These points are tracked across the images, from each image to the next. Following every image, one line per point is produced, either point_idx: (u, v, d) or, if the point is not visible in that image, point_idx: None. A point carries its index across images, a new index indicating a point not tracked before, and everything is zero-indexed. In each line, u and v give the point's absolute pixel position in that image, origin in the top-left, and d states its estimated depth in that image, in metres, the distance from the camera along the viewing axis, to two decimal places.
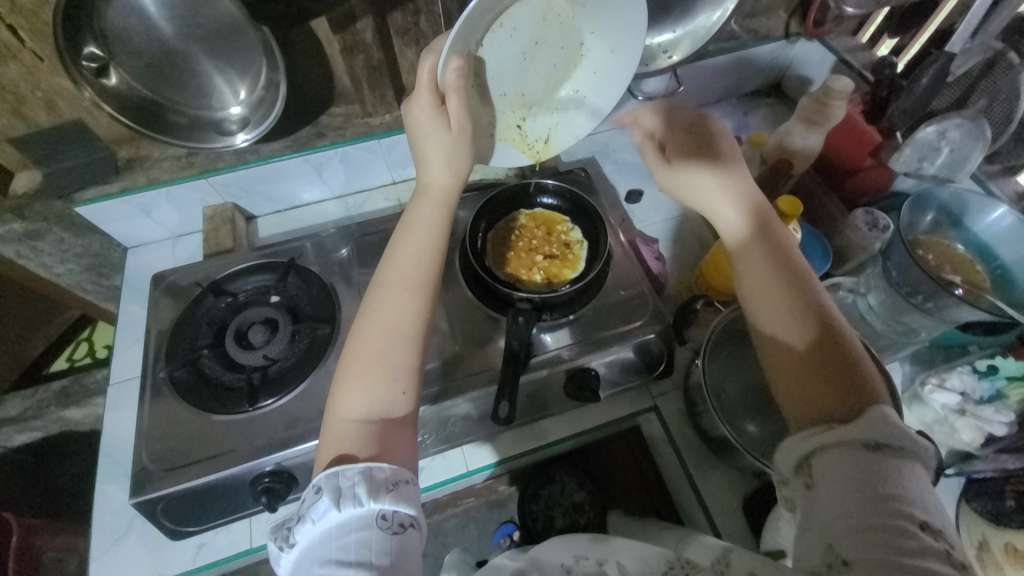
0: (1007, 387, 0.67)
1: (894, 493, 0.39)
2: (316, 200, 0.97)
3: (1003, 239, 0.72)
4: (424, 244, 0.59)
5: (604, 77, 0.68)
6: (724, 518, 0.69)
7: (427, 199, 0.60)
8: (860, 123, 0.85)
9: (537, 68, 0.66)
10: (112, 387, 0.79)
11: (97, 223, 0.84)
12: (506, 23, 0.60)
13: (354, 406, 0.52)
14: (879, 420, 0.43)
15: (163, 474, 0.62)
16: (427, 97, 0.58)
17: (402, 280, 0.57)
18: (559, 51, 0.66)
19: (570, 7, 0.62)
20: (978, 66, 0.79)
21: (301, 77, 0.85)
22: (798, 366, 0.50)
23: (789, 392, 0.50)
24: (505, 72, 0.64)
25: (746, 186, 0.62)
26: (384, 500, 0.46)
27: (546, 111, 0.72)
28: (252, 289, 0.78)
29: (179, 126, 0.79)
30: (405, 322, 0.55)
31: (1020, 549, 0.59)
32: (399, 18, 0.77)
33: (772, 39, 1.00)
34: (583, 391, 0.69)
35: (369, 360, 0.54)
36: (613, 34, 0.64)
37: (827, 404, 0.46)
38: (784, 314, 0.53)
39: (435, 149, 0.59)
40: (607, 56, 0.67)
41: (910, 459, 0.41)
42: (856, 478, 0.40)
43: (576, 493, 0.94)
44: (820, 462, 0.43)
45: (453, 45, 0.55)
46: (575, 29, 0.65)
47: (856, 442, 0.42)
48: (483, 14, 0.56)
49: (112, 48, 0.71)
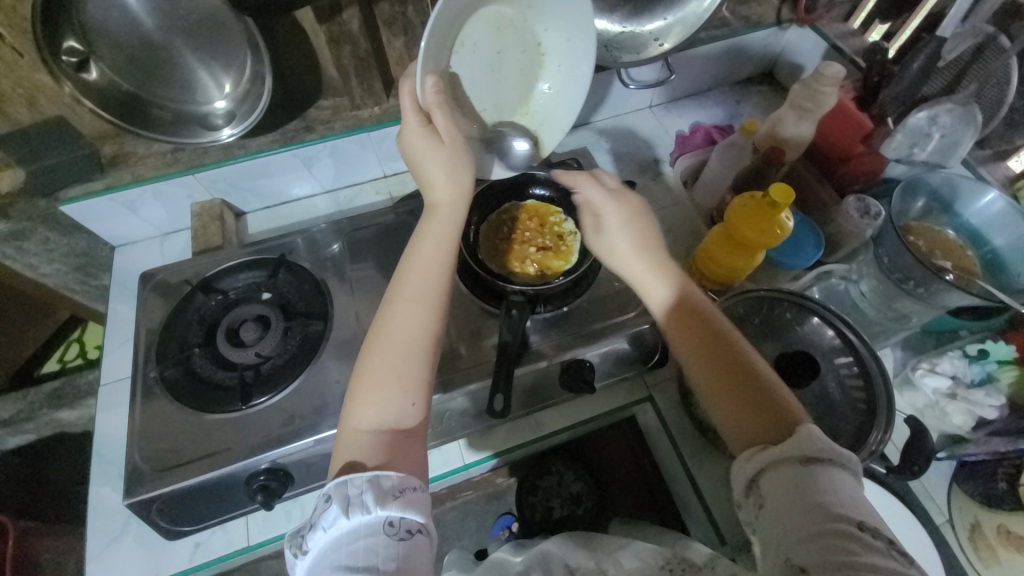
0: (998, 370, 0.69)
1: (829, 501, 0.39)
2: (306, 195, 0.96)
3: (994, 224, 0.72)
4: (432, 258, 0.58)
5: (569, 67, 0.68)
6: (720, 505, 0.70)
7: (435, 217, 0.59)
8: (852, 110, 0.85)
9: (505, 76, 0.67)
10: (103, 388, 0.78)
11: (82, 221, 0.83)
12: (466, 39, 0.61)
13: (368, 417, 0.52)
14: (809, 437, 0.43)
15: (156, 475, 0.61)
16: (413, 121, 0.58)
17: (412, 296, 0.56)
18: (519, 55, 0.66)
19: (519, 11, 0.63)
20: (969, 51, 0.77)
21: (288, 70, 0.83)
22: (733, 403, 0.49)
23: (731, 427, 0.49)
24: (478, 85, 0.65)
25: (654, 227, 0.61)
26: (392, 507, 0.46)
27: (524, 115, 0.72)
28: (242, 287, 0.77)
29: (163, 121, 0.77)
30: (418, 337, 0.55)
31: (1011, 530, 0.61)
32: (386, 8, 0.76)
33: (763, 26, 1.00)
34: (579, 382, 0.69)
35: (380, 374, 0.53)
36: (565, 25, 0.65)
37: (764, 431, 0.46)
38: (700, 354, 0.52)
39: (437, 169, 0.58)
40: (565, 47, 0.67)
41: (837, 466, 0.42)
42: (794, 494, 0.40)
43: (573, 484, 0.95)
44: (767, 479, 0.42)
45: (426, 66, 0.57)
46: (530, 32, 0.65)
47: (791, 458, 0.42)
48: (444, 33, 0.58)
49: (92, 41, 0.69)
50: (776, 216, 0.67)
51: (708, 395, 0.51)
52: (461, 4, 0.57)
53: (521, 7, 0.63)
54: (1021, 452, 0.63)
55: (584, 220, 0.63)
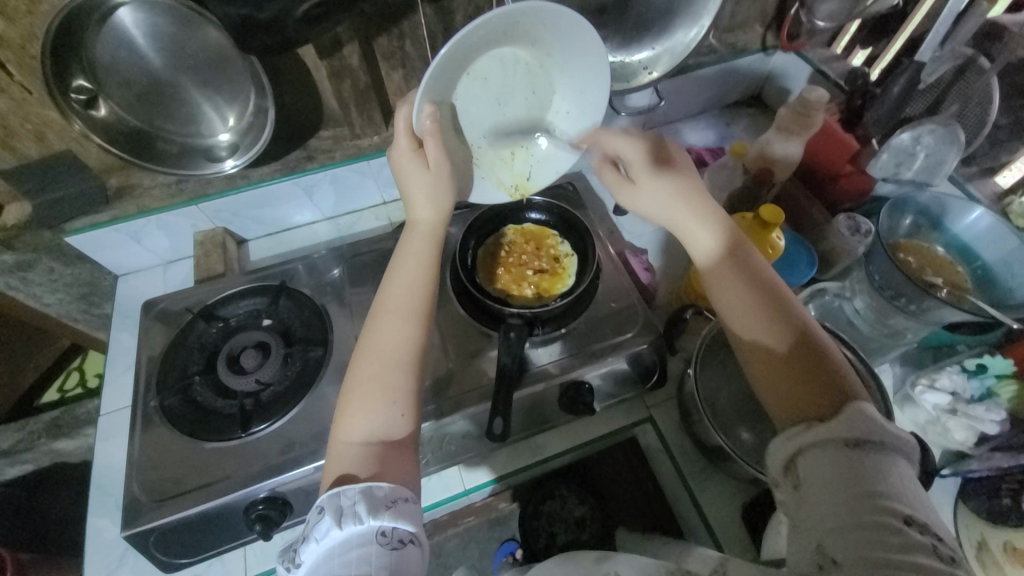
0: (997, 385, 0.68)
1: (876, 490, 0.40)
2: (307, 222, 0.98)
3: (983, 239, 0.73)
4: (421, 275, 0.59)
5: (576, 115, 0.70)
6: (725, 528, 0.68)
7: (415, 235, 0.60)
8: (839, 131, 0.87)
9: (510, 112, 0.68)
10: (104, 418, 0.78)
11: (87, 251, 0.85)
12: (476, 71, 0.62)
13: (356, 430, 0.52)
14: (858, 419, 0.44)
15: (154, 505, 0.61)
16: (404, 143, 0.59)
17: (396, 310, 0.57)
18: (529, 95, 0.68)
19: (536, 56, 0.65)
20: (949, 72, 0.81)
21: (290, 102, 0.85)
22: (780, 372, 0.51)
23: (772, 391, 0.51)
24: (482, 116, 0.67)
25: (706, 201, 0.61)
26: (385, 517, 0.45)
27: (524, 152, 0.73)
28: (244, 313, 0.78)
29: (168, 154, 0.79)
30: (403, 347, 0.56)
31: (1018, 547, 0.59)
32: (384, 42, 0.80)
33: (751, 52, 1.04)
34: (577, 404, 0.69)
35: (368, 385, 0.54)
36: (582, 76, 0.66)
37: (807, 403, 0.48)
38: (747, 314, 0.54)
39: (417, 187, 0.59)
40: (577, 96, 0.68)
41: (889, 456, 0.42)
42: (839, 476, 0.41)
43: (577, 508, 0.92)
44: (805, 462, 0.44)
45: (426, 93, 0.57)
46: (544, 76, 0.67)
47: (836, 440, 0.43)
48: (453, 68, 0.59)
49: (100, 79, 0.72)
50: (767, 236, 0.69)
51: (750, 359, 0.54)
52: (478, 42, 0.58)
53: (539, 52, 0.64)
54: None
55: (604, 171, 0.65)
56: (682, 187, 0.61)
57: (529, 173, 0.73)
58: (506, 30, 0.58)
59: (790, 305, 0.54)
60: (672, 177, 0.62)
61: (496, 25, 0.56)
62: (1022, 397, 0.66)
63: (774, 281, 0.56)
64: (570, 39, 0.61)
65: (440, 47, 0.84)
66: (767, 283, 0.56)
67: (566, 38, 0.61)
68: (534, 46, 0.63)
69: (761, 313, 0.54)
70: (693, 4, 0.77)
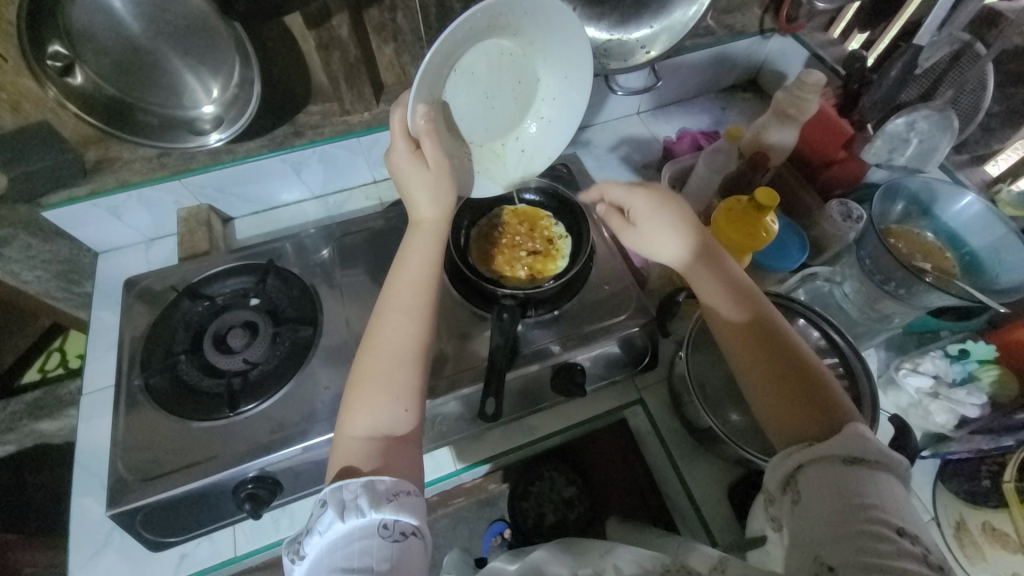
0: (979, 369, 0.70)
1: (870, 503, 0.41)
2: (295, 200, 0.96)
3: (970, 225, 0.75)
4: (421, 269, 0.58)
5: (564, 99, 0.69)
6: (711, 509, 0.70)
7: (420, 233, 0.59)
8: (835, 117, 0.86)
9: (500, 105, 0.67)
10: (86, 397, 0.76)
11: (65, 227, 0.82)
12: (463, 67, 0.61)
13: (360, 423, 0.52)
14: (853, 437, 0.45)
15: (141, 484, 0.60)
16: (401, 145, 0.57)
17: (401, 307, 0.56)
18: (515, 84, 0.66)
19: (518, 45, 0.63)
20: (945, 59, 0.81)
21: (277, 75, 0.82)
22: (776, 396, 0.51)
23: (769, 413, 0.52)
24: (472, 112, 0.66)
25: (695, 227, 0.61)
26: (387, 510, 0.45)
27: (515, 143, 0.72)
28: (231, 292, 0.77)
29: (148, 126, 0.76)
30: (408, 346, 0.55)
31: (997, 528, 0.60)
32: (375, 14, 0.78)
33: (748, 35, 1.03)
34: (570, 385, 0.69)
35: (371, 379, 0.53)
36: (566, 59, 0.65)
37: (805, 425, 0.49)
38: (739, 340, 0.55)
39: (420, 188, 0.58)
40: (563, 82, 0.68)
41: (883, 472, 0.43)
42: (834, 491, 0.42)
43: (565, 489, 0.96)
44: (803, 477, 0.45)
45: (418, 95, 0.56)
46: (528, 65, 0.66)
47: (832, 456, 0.44)
48: (440, 67, 0.58)
49: (77, 46, 0.69)
50: (761, 219, 0.68)
51: (746, 383, 0.54)
52: (462, 38, 0.57)
53: (522, 41, 0.63)
54: (1004, 450, 0.63)
55: (609, 215, 0.65)
56: (674, 215, 0.61)
57: (523, 167, 0.73)
58: (488, 23, 0.57)
59: (778, 325, 0.56)
60: (665, 207, 0.61)
61: (479, 19, 0.55)
62: (1001, 383, 0.68)
63: (763, 302, 0.57)
64: (551, 23, 0.60)
65: (433, 21, 0.82)
66: (756, 305, 0.57)
67: (547, 24, 0.60)
68: (515, 35, 0.62)
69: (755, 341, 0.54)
70: None
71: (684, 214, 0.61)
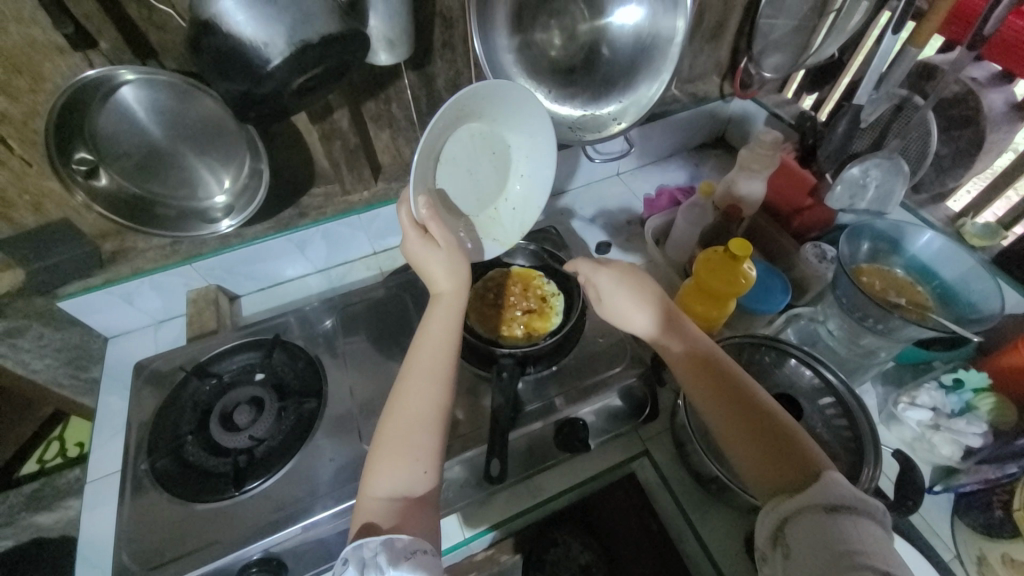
0: (975, 399, 0.71)
1: (856, 552, 0.41)
2: (299, 275, 1.00)
3: (937, 259, 0.79)
4: (440, 336, 0.60)
5: (535, 155, 0.75)
6: (730, 562, 0.68)
7: (439, 304, 0.62)
8: (796, 167, 0.94)
9: (482, 178, 0.73)
10: (89, 485, 0.76)
11: (79, 316, 0.86)
12: (445, 156, 0.68)
13: (381, 484, 0.53)
14: (831, 486, 0.45)
15: (146, 573, 0.59)
16: (411, 233, 0.62)
17: (421, 370, 0.59)
18: (490, 157, 0.73)
19: (484, 124, 0.70)
20: (889, 112, 0.90)
21: (283, 163, 0.90)
22: (752, 450, 0.51)
23: (750, 468, 0.51)
24: (461, 190, 0.72)
25: (651, 293, 0.65)
26: (404, 568, 0.46)
27: (505, 205, 0.78)
28: (237, 369, 0.79)
29: (167, 218, 0.83)
30: (429, 409, 0.56)
31: (1016, 559, 0.59)
32: (372, 106, 0.87)
33: (710, 100, 1.13)
34: (573, 442, 0.69)
35: (393, 442, 0.55)
36: (525, 123, 0.72)
37: (784, 477, 0.49)
38: (711, 399, 0.56)
39: (436, 265, 0.62)
40: (529, 141, 0.74)
41: (865, 519, 0.43)
42: (821, 543, 0.42)
43: (582, 555, 0.89)
44: (790, 531, 0.45)
45: (417, 187, 0.63)
46: (496, 136, 0.73)
47: (814, 506, 0.44)
48: (427, 161, 0.64)
49: (102, 151, 0.75)
50: (738, 267, 0.71)
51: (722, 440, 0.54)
52: (436, 134, 0.63)
53: (485, 120, 0.70)
54: (1010, 478, 0.63)
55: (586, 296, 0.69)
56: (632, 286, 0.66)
57: (519, 222, 0.78)
58: (454, 116, 0.64)
59: (737, 375, 0.57)
60: (624, 279, 0.66)
61: (447, 114, 0.62)
62: (999, 410, 0.69)
63: (721, 354, 0.59)
64: (505, 99, 0.67)
65: (424, 108, 0.91)
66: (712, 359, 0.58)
67: (502, 100, 0.67)
68: (479, 117, 0.69)
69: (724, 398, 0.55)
70: (653, 60, 0.83)
71: (641, 284, 0.66)
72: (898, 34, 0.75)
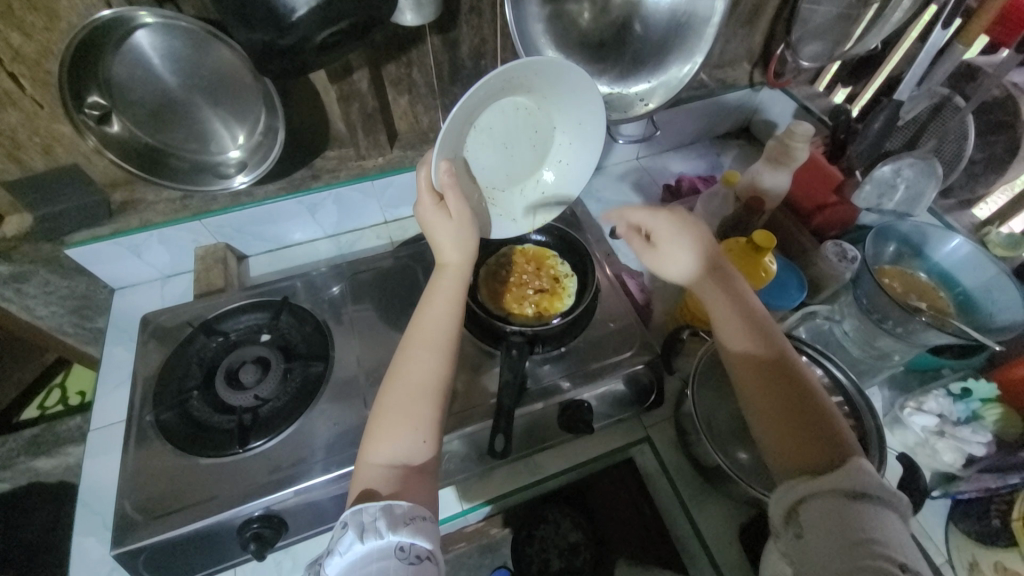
0: (982, 409, 0.72)
1: (873, 539, 0.41)
2: (308, 239, 0.99)
3: (961, 266, 0.77)
4: (443, 309, 0.59)
5: (578, 145, 0.73)
6: (723, 551, 0.69)
7: (444, 278, 0.61)
8: (824, 164, 0.91)
9: (517, 154, 0.72)
10: (93, 433, 0.76)
11: (87, 265, 0.85)
12: (481, 125, 0.66)
13: (380, 451, 0.53)
14: (857, 472, 0.45)
15: (149, 523, 0.60)
16: (427, 200, 0.61)
17: (422, 342, 0.58)
18: (531, 135, 0.71)
19: (533, 100, 0.68)
20: (927, 110, 0.87)
21: (299, 123, 0.87)
22: (785, 424, 0.52)
23: (777, 442, 0.52)
24: (492, 162, 0.70)
25: (719, 258, 0.63)
26: (403, 532, 0.46)
27: (534, 187, 0.77)
28: (244, 328, 0.78)
29: (180, 170, 0.81)
30: (431, 380, 0.56)
31: (1008, 567, 0.59)
32: (392, 70, 0.84)
33: (739, 87, 1.10)
34: (577, 423, 0.70)
35: (393, 410, 0.55)
36: (576, 109, 0.70)
37: (811, 455, 0.49)
38: (750, 360, 0.56)
39: (445, 237, 0.61)
40: (575, 129, 0.72)
41: (885, 508, 0.43)
42: (839, 526, 0.43)
43: (571, 533, 0.87)
44: (807, 511, 0.45)
45: (441, 152, 0.61)
46: (543, 117, 0.71)
47: (837, 491, 0.44)
48: (462, 125, 0.63)
49: (115, 96, 0.73)
50: (760, 260, 0.71)
51: (756, 408, 0.54)
52: (480, 99, 0.62)
53: (536, 96, 0.68)
54: (1011, 488, 0.62)
55: (633, 241, 0.67)
56: (699, 248, 0.63)
57: (544, 208, 0.77)
58: (503, 85, 0.62)
59: (797, 364, 0.56)
60: (691, 240, 0.64)
61: (494, 83, 0.60)
62: (1006, 421, 0.70)
63: (778, 337, 0.58)
64: (560, 80, 0.65)
65: (445, 74, 0.89)
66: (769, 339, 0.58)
67: (558, 80, 0.65)
68: (529, 92, 0.67)
69: (769, 371, 0.55)
70: (686, 41, 0.81)
71: (709, 247, 0.64)
72: (948, 29, 0.71)
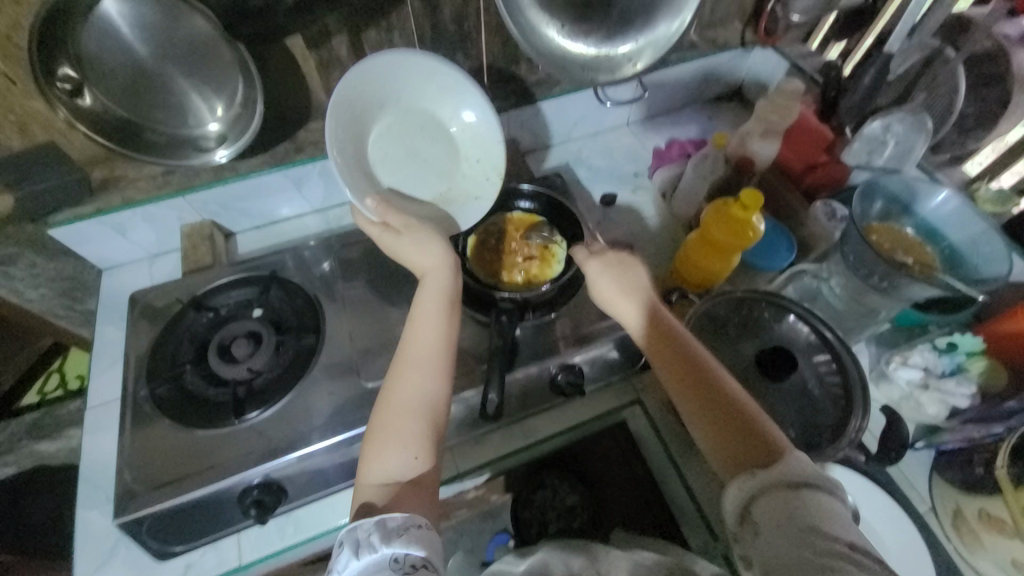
0: (967, 361, 0.72)
1: (821, 525, 0.42)
2: (295, 215, 0.98)
3: (949, 222, 0.77)
4: (432, 324, 0.60)
5: (451, 92, 0.74)
6: (712, 504, 0.71)
7: (427, 288, 0.62)
8: (815, 122, 0.90)
9: (425, 150, 0.76)
10: (89, 412, 0.77)
11: (72, 245, 0.84)
12: (377, 159, 0.73)
13: (374, 469, 0.53)
14: (793, 463, 0.46)
15: (149, 493, 0.61)
16: (375, 230, 0.67)
17: (413, 357, 0.59)
18: (423, 130, 0.75)
19: (396, 105, 0.73)
20: (917, 64, 0.86)
21: (279, 94, 0.86)
22: (721, 434, 0.52)
23: (719, 453, 0.51)
24: (414, 175, 0.76)
25: (638, 280, 0.65)
26: (397, 544, 0.45)
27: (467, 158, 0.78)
28: (234, 303, 0.78)
29: (158, 145, 0.79)
30: (418, 401, 0.56)
31: (992, 514, 0.62)
32: (373, 36, 0.82)
33: (729, 48, 1.07)
34: (567, 387, 0.71)
35: (384, 429, 0.55)
36: (422, 78, 0.72)
37: (751, 457, 0.49)
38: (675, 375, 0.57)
39: (415, 248, 0.64)
40: (438, 88, 0.74)
41: (827, 494, 0.44)
42: (786, 519, 0.43)
43: None
44: (756, 509, 0.45)
45: (360, 197, 0.68)
46: (416, 106, 0.75)
47: (782, 483, 0.45)
48: (357, 169, 0.70)
49: (86, 68, 0.71)
50: (749, 219, 0.70)
51: (695, 425, 0.54)
52: (349, 146, 0.69)
53: (394, 100, 0.73)
54: (995, 437, 0.65)
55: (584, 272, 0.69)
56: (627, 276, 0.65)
57: (489, 163, 0.77)
58: (354, 119, 0.69)
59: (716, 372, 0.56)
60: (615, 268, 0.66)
61: (342, 129, 0.67)
62: (990, 374, 0.71)
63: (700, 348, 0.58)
64: (388, 72, 0.70)
65: (429, 39, 0.86)
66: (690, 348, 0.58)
67: (384, 73, 0.70)
68: (383, 103, 0.72)
69: (695, 383, 0.55)
70: None
71: (633, 274, 0.66)
72: None
